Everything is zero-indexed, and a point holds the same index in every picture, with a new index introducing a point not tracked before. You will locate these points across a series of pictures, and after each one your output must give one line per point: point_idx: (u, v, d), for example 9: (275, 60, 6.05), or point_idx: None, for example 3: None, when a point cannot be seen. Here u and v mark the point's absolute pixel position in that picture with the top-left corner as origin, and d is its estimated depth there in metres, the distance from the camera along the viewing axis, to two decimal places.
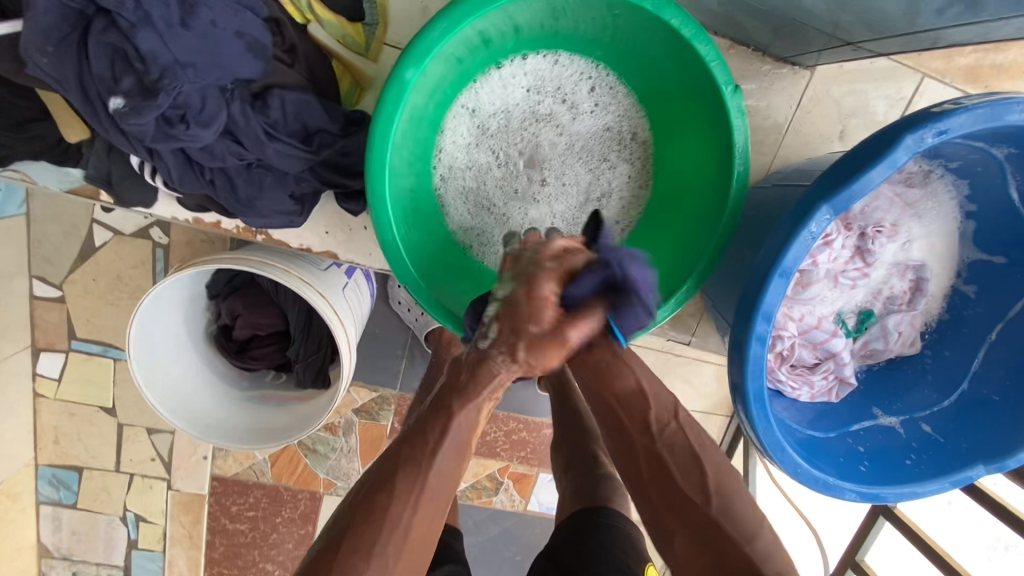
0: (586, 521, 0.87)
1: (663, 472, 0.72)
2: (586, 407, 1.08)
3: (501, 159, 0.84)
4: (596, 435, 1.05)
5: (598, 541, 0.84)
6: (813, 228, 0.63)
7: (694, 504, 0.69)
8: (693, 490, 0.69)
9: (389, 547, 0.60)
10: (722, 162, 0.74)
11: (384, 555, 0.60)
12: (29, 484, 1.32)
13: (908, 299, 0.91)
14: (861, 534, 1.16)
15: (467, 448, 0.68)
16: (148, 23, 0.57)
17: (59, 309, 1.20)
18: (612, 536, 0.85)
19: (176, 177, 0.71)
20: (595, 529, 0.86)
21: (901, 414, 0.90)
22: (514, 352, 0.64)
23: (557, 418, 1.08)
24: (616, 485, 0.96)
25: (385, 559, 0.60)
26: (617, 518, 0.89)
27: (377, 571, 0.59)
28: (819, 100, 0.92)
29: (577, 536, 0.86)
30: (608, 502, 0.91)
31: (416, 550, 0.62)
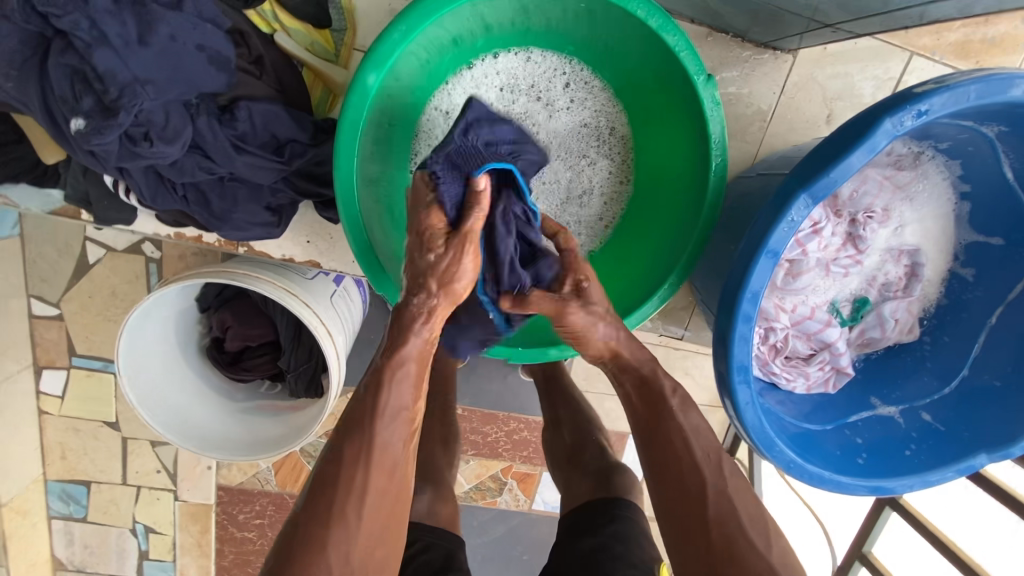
0: (600, 516, 0.85)
1: (718, 514, 0.63)
2: (580, 394, 1.09)
3: None
4: (597, 424, 1.05)
5: (612, 535, 0.82)
6: (793, 217, 0.61)
7: (743, 542, 0.61)
8: (750, 530, 0.62)
9: (350, 511, 0.58)
10: (700, 155, 0.73)
11: (346, 520, 0.58)
12: (40, 500, 1.34)
13: (904, 285, 0.88)
14: (862, 533, 1.15)
15: (418, 399, 0.66)
16: (105, 42, 0.58)
17: (58, 327, 1.22)
18: (628, 528, 0.83)
19: (149, 194, 0.71)
20: (611, 521, 0.84)
21: (901, 404, 0.87)
22: (430, 289, 0.68)
23: (552, 406, 1.07)
24: (631, 476, 0.94)
25: (347, 525, 0.58)
26: (633, 509, 0.87)
27: (340, 541, 0.57)
28: (803, 85, 0.90)
29: (589, 530, 0.84)
30: (625, 493, 0.89)
31: (381, 516, 0.60)
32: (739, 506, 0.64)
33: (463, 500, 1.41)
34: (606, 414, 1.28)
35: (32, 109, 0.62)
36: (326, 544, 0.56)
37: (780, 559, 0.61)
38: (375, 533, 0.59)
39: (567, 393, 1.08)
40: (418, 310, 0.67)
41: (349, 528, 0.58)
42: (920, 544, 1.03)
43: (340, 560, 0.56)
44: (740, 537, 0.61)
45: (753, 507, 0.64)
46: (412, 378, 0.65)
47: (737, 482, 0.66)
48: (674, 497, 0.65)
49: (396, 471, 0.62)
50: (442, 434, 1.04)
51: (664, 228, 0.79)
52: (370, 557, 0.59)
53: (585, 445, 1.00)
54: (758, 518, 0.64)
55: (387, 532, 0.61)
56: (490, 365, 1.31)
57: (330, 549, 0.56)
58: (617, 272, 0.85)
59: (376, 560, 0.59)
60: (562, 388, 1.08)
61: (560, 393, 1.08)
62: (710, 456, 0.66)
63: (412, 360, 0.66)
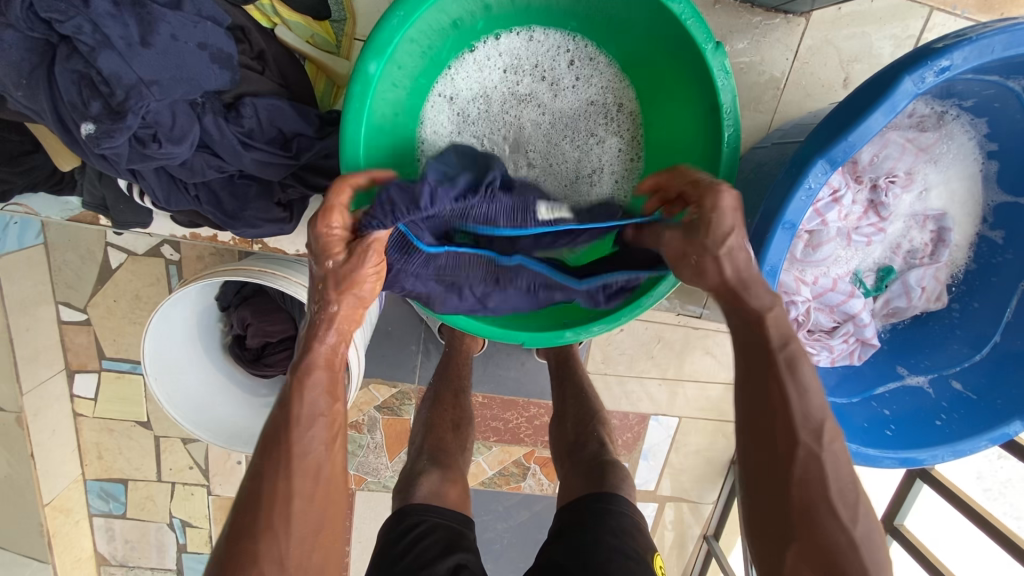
0: (596, 510, 0.85)
1: (803, 478, 0.54)
2: (586, 380, 1.10)
3: (485, 145, 0.82)
4: (601, 415, 1.05)
5: (608, 529, 0.82)
6: (811, 184, 0.59)
7: (825, 512, 0.52)
8: (834, 499, 0.53)
9: (276, 523, 0.55)
10: (710, 126, 0.70)
11: (278, 532, 0.55)
12: (81, 498, 1.39)
13: (930, 251, 0.86)
14: (894, 505, 1.13)
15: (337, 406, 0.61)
16: (108, 44, 0.58)
17: (86, 332, 1.25)
18: (622, 523, 0.84)
19: (162, 196, 0.72)
20: (606, 515, 0.84)
21: (930, 372, 0.85)
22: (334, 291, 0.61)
23: (561, 394, 1.09)
24: (621, 471, 0.94)
25: (280, 536, 0.55)
26: (627, 505, 0.87)
27: (273, 554, 0.55)
28: (818, 49, 0.86)
29: (584, 526, 0.84)
30: (617, 489, 0.89)
31: (314, 519, 0.57)
32: (829, 479, 0.53)
33: (487, 487, 1.42)
34: (625, 396, 1.27)
35: (43, 116, 0.63)
36: (258, 556, 0.55)
37: (864, 539, 0.53)
38: (310, 539, 0.57)
39: (577, 380, 1.10)
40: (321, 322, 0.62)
41: (281, 539, 0.55)
42: (958, 521, 1.02)
43: (274, 569, 0.55)
44: (822, 506, 0.53)
45: (846, 477, 0.54)
46: (324, 386, 0.60)
47: (837, 449, 0.54)
48: (764, 460, 0.55)
49: (324, 478, 0.58)
50: (455, 419, 1.04)
51: None
52: (308, 559, 0.56)
53: (587, 438, 1.00)
54: (849, 491, 0.53)
55: (325, 532, 0.58)
56: (508, 352, 1.31)
57: (263, 561, 0.55)
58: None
59: (314, 564, 0.57)
60: (572, 382, 1.09)
61: (570, 380, 1.10)
62: (809, 419, 0.54)
63: (321, 367, 0.61)
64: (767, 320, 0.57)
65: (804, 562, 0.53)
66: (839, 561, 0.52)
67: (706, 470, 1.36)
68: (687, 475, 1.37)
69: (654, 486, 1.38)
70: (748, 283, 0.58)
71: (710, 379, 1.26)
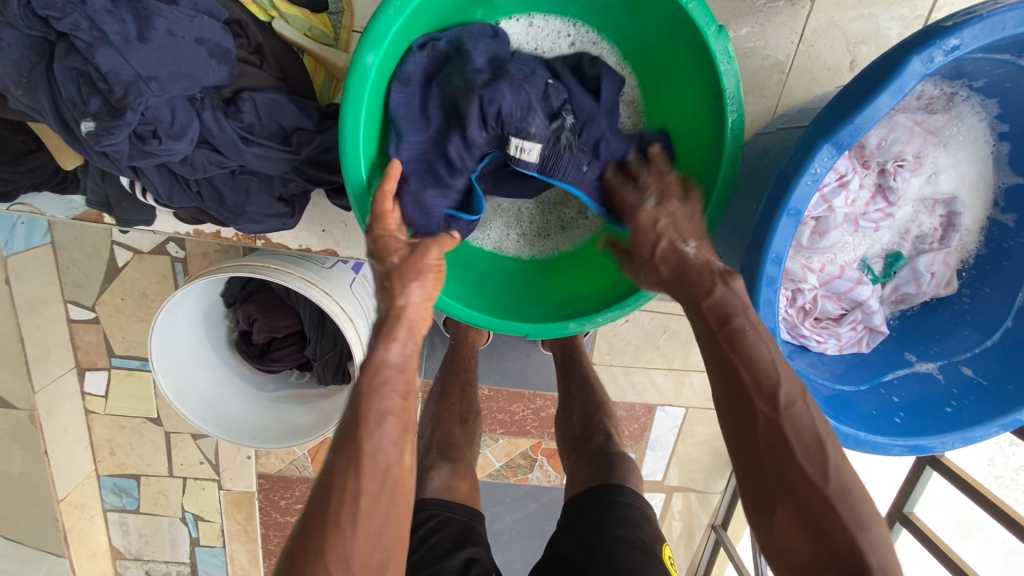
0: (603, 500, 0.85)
1: (768, 444, 0.54)
2: (592, 372, 1.09)
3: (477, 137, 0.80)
4: (607, 407, 1.05)
5: (615, 521, 0.82)
6: (816, 168, 0.57)
7: (797, 476, 0.52)
8: (803, 461, 0.52)
9: (343, 521, 0.54)
10: (713, 113, 0.69)
11: (341, 527, 0.54)
12: (95, 493, 1.42)
13: (940, 236, 0.85)
14: (904, 491, 1.12)
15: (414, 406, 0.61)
16: (105, 41, 0.58)
17: (95, 330, 1.26)
18: (628, 513, 0.84)
19: (165, 192, 0.72)
20: (612, 506, 0.84)
21: (939, 359, 0.84)
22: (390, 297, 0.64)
23: (565, 385, 1.09)
24: (627, 462, 0.94)
25: (341, 533, 0.54)
26: (634, 496, 0.87)
27: (337, 550, 0.53)
28: (824, 31, 0.85)
29: (590, 517, 0.84)
30: (624, 480, 0.89)
31: (379, 520, 0.56)
32: (792, 438, 0.53)
33: (495, 479, 1.43)
34: (631, 386, 1.27)
35: (43, 114, 0.63)
36: (326, 552, 0.53)
37: (844, 499, 0.51)
38: (372, 542, 0.55)
39: (583, 373, 1.09)
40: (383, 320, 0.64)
41: (346, 538, 0.54)
42: (986, 521, 0.99)
43: (338, 567, 0.53)
44: (794, 470, 0.52)
45: (811, 438, 0.53)
46: (397, 386, 0.60)
47: (798, 410, 0.54)
48: (732, 429, 0.56)
49: (390, 478, 0.57)
50: (462, 413, 1.04)
51: None
52: (371, 558, 0.55)
53: (593, 430, 1.00)
54: (815, 449, 0.53)
55: (388, 534, 0.56)
56: (512, 344, 1.31)
57: (327, 555, 0.53)
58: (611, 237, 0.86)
59: (374, 563, 0.55)
60: (578, 374, 1.08)
61: (576, 372, 1.09)
62: (761, 380, 0.55)
63: (394, 368, 0.61)
64: (701, 305, 0.60)
65: (791, 530, 0.52)
66: (822, 522, 0.51)
67: (713, 460, 1.36)
68: (695, 465, 1.36)
69: (661, 477, 1.38)
70: (687, 274, 0.62)
71: None
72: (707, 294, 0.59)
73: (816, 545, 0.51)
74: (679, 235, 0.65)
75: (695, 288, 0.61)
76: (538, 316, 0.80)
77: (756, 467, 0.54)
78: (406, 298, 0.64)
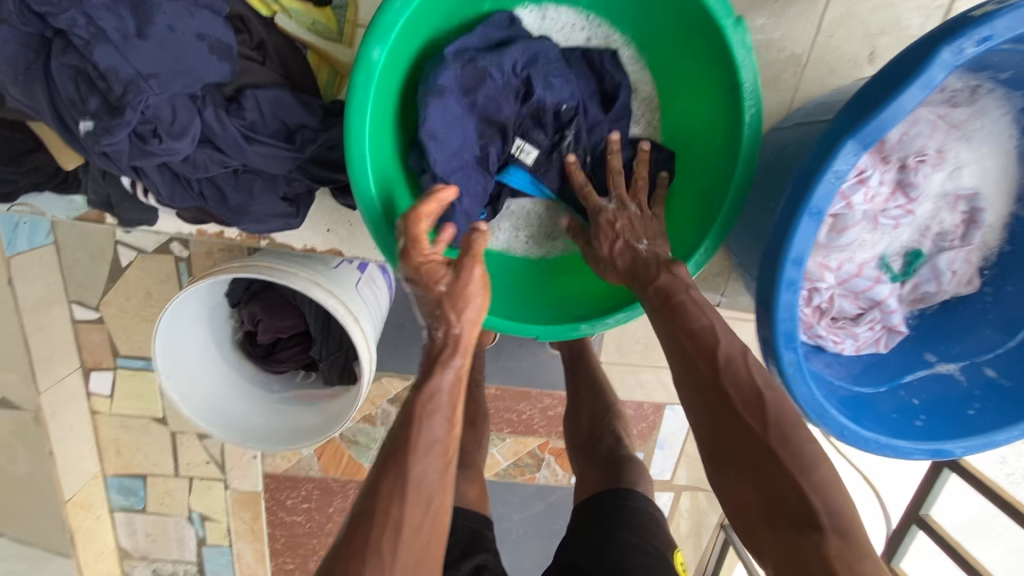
0: (612, 506, 0.85)
1: (714, 402, 0.58)
2: (601, 373, 1.07)
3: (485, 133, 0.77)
4: (616, 409, 1.03)
5: (627, 527, 0.81)
6: (840, 166, 0.55)
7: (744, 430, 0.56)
8: (745, 415, 0.56)
9: (384, 549, 0.56)
10: (731, 107, 0.67)
11: (380, 555, 0.56)
12: (101, 493, 1.41)
13: (961, 233, 0.82)
14: (919, 494, 1.09)
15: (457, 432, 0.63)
16: (103, 37, 0.56)
17: (100, 330, 1.26)
18: (639, 518, 0.83)
19: (166, 192, 0.70)
20: (622, 511, 0.84)
21: (961, 359, 0.82)
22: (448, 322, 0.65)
23: (573, 387, 1.07)
24: (637, 465, 0.93)
25: (381, 560, 0.56)
26: (643, 501, 0.87)
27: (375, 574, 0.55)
28: (842, 22, 0.82)
29: (600, 523, 0.83)
30: (632, 485, 0.89)
31: (419, 549, 0.58)
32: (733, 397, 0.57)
33: (502, 478, 1.41)
34: (640, 385, 1.25)
35: (41, 114, 0.61)
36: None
37: (788, 446, 0.55)
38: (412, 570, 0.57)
39: (590, 373, 1.06)
40: (444, 342, 0.66)
41: (385, 563, 0.56)
42: (998, 517, 0.97)
43: None
44: (740, 424, 0.56)
45: (751, 391, 0.57)
46: (445, 410, 0.62)
47: (738, 366, 0.58)
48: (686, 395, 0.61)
49: (433, 509, 0.59)
50: (470, 414, 1.03)
51: (699, 190, 0.74)
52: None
53: (603, 432, 0.99)
54: (756, 401, 0.56)
55: (426, 564, 0.58)
56: (519, 343, 1.29)
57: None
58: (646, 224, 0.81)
59: None
60: (587, 372, 1.06)
61: (584, 372, 1.07)
62: (700, 346, 0.60)
63: (445, 391, 0.63)
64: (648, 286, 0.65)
65: (744, 485, 0.56)
66: (769, 472, 0.54)
67: None
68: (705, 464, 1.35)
69: (670, 476, 1.36)
70: (640, 261, 0.68)
71: None
72: (653, 280, 0.65)
73: (764, 497, 0.55)
74: (634, 233, 0.71)
75: (643, 275, 0.67)
76: (543, 318, 0.78)
77: (711, 430, 0.58)
78: (462, 326, 0.65)
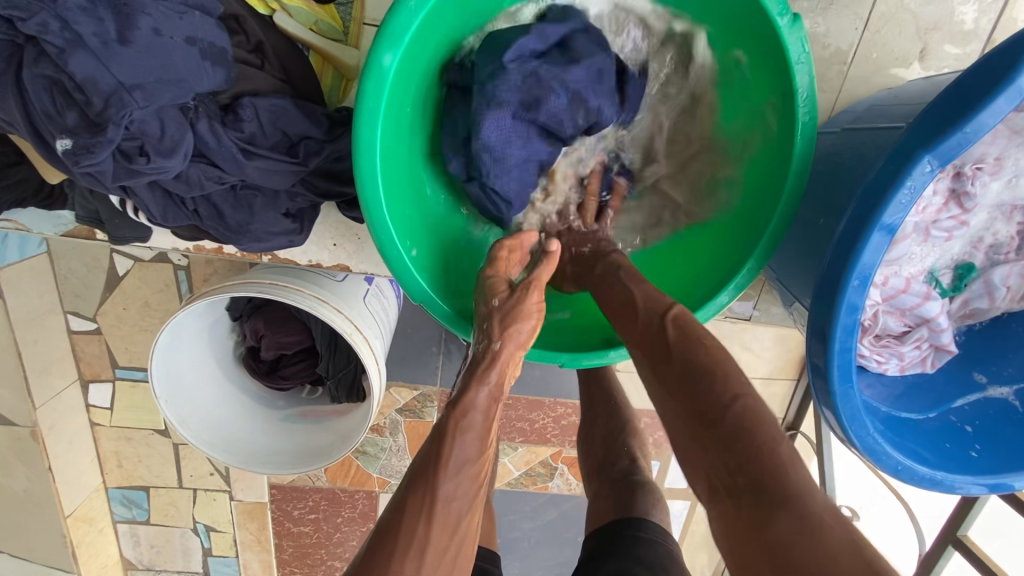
0: (623, 538, 0.80)
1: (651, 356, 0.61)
2: (619, 389, 1.01)
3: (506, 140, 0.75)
4: (634, 427, 0.98)
5: (634, 558, 0.76)
6: (913, 183, 0.50)
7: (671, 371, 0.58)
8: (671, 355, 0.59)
9: (409, 564, 0.53)
10: (781, 115, 0.62)
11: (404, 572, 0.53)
12: (103, 505, 1.38)
13: (1016, 245, 0.76)
14: (958, 513, 1.02)
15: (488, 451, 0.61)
16: (79, 43, 0.50)
17: (97, 341, 1.21)
18: (650, 553, 0.78)
19: (158, 212, 0.65)
20: (637, 544, 0.79)
21: (1014, 382, 0.75)
22: (490, 338, 0.64)
23: (589, 404, 1.01)
24: (653, 491, 0.89)
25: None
26: (658, 531, 0.82)
27: None
28: (892, 15, 0.76)
29: (611, 554, 0.78)
30: (648, 515, 0.84)
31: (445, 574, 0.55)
32: (698, 376, 0.56)
33: (514, 487, 1.37)
34: None
35: (17, 129, 0.55)
36: None
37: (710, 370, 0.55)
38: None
39: (606, 385, 1.02)
40: (481, 355, 0.64)
41: None
42: None
43: None
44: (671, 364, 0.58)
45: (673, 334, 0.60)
46: (479, 428, 0.60)
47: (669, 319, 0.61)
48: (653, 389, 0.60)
49: (459, 536, 0.57)
50: None
51: (740, 214, 0.69)
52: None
53: (617, 454, 0.94)
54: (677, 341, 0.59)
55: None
56: None
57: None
58: (680, 241, 0.76)
59: None
60: (602, 387, 1.01)
61: (600, 386, 1.02)
62: (652, 331, 0.61)
63: (480, 411, 0.61)
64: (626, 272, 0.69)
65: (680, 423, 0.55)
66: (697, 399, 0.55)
67: None
68: None
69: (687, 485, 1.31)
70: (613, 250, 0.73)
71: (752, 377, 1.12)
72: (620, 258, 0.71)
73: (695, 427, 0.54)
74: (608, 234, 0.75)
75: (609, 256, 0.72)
76: (546, 344, 0.74)
77: (673, 417, 0.56)
78: (503, 342, 0.64)
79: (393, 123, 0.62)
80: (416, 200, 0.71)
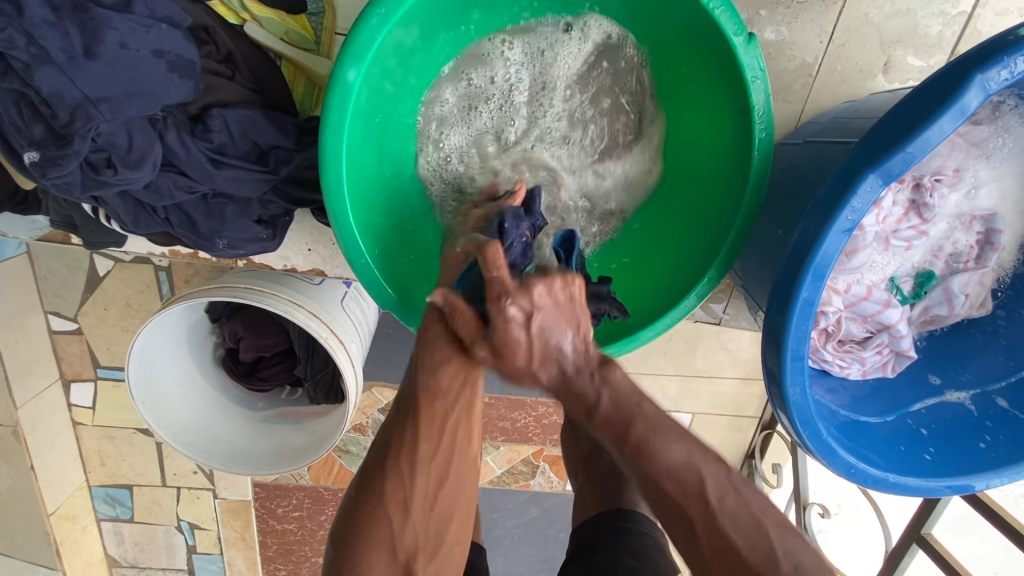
0: (614, 530, 0.80)
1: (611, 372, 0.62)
2: None
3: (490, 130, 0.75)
4: None
5: (626, 549, 0.75)
6: (858, 198, 0.52)
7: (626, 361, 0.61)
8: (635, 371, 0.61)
9: (403, 468, 0.58)
10: (738, 129, 0.64)
11: (398, 470, 0.58)
12: (87, 504, 1.38)
13: (976, 254, 0.78)
14: (922, 513, 1.05)
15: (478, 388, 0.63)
16: (46, 59, 0.52)
17: (78, 341, 1.21)
18: (640, 542, 0.77)
19: (129, 220, 0.66)
20: (625, 533, 0.79)
21: (971, 387, 0.77)
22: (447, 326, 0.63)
23: None
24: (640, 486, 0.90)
25: (404, 481, 0.58)
26: (646, 523, 0.82)
27: (395, 492, 0.57)
28: (856, 29, 0.77)
29: (599, 548, 0.77)
30: (634, 506, 0.84)
31: (439, 471, 0.59)
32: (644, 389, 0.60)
33: (497, 485, 1.39)
34: None
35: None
36: (382, 496, 0.57)
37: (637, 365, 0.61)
38: (432, 493, 0.59)
39: None
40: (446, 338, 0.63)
41: (404, 484, 0.58)
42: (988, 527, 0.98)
43: (398, 510, 0.57)
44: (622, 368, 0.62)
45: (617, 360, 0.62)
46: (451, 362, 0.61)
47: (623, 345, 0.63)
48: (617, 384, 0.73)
49: (448, 433, 0.60)
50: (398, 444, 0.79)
51: (699, 227, 0.70)
52: (430, 516, 0.58)
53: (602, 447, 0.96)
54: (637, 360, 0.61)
55: (447, 486, 0.60)
56: None
57: (388, 502, 0.57)
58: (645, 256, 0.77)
59: (439, 512, 0.59)
60: None
61: None
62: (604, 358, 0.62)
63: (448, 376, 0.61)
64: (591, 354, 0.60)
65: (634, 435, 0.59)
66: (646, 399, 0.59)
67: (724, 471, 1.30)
68: None
69: None
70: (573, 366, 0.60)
71: (724, 376, 1.13)
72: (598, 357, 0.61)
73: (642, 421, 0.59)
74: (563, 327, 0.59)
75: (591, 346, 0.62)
76: None
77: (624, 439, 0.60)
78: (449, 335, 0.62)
79: (363, 136, 0.65)
80: (387, 198, 0.71)
